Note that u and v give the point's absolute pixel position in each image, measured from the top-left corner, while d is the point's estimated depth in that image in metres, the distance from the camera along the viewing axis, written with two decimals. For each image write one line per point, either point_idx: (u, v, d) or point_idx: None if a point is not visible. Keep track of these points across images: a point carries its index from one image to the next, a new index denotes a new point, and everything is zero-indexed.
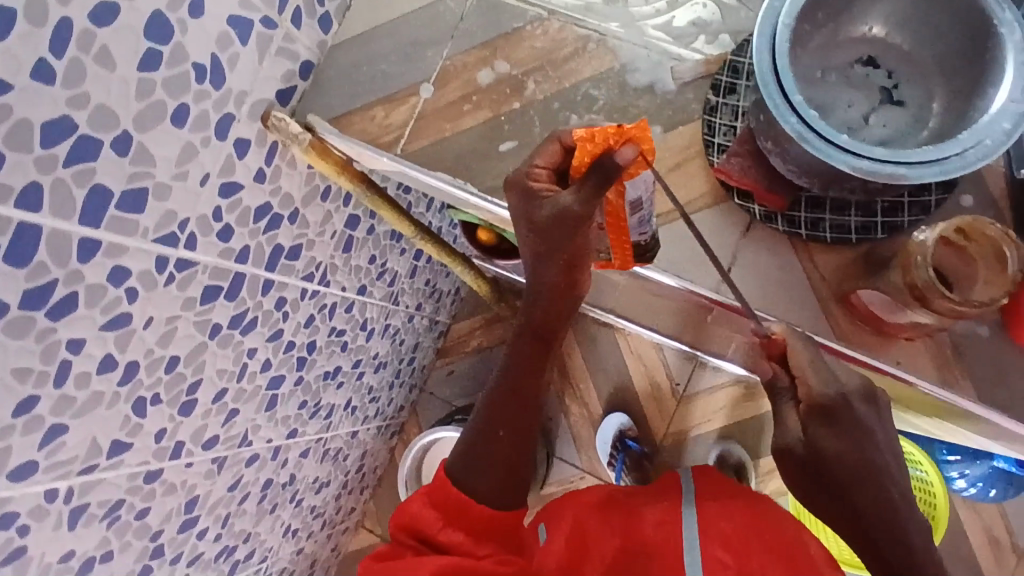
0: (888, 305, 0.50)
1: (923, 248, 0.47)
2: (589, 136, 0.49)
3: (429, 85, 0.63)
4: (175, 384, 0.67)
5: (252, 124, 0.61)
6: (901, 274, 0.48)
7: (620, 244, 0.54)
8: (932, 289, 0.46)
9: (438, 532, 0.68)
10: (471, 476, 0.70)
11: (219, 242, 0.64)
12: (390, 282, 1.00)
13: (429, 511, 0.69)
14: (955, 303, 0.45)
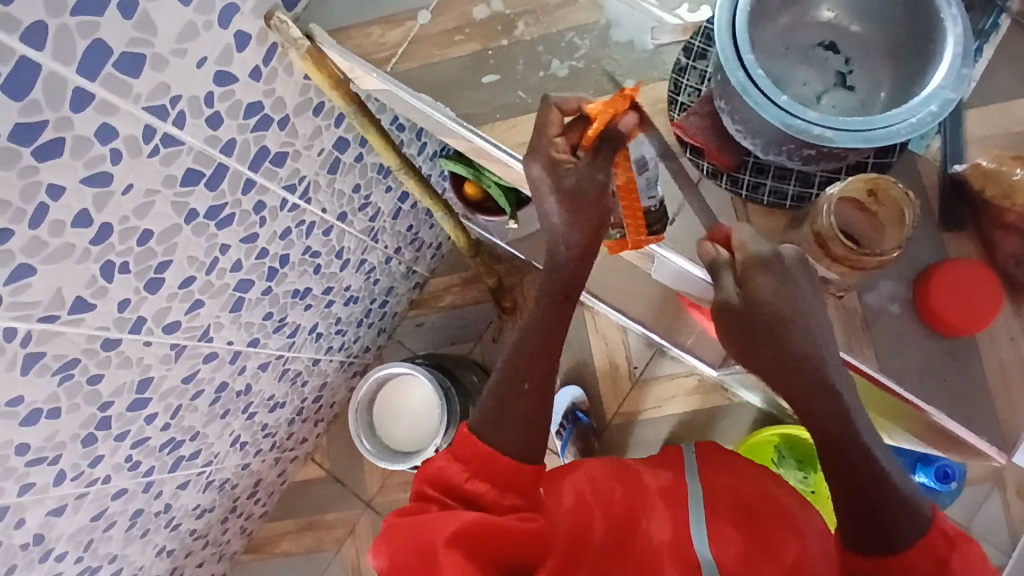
0: (802, 260, 0.56)
1: (828, 199, 0.53)
2: (604, 107, 0.56)
3: (427, 13, 0.67)
4: (145, 258, 0.70)
5: (254, 21, 0.64)
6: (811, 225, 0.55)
7: (634, 217, 0.58)
8: (833, 239, 0.53)
9: (466, 481, 0.61)
10: (495, 427, 0.63)
11: (207, 127, 0.67)
12: (371, 217, 1.03)
13: (450, 463, 0.62)
14: (850, 251, 0.52)
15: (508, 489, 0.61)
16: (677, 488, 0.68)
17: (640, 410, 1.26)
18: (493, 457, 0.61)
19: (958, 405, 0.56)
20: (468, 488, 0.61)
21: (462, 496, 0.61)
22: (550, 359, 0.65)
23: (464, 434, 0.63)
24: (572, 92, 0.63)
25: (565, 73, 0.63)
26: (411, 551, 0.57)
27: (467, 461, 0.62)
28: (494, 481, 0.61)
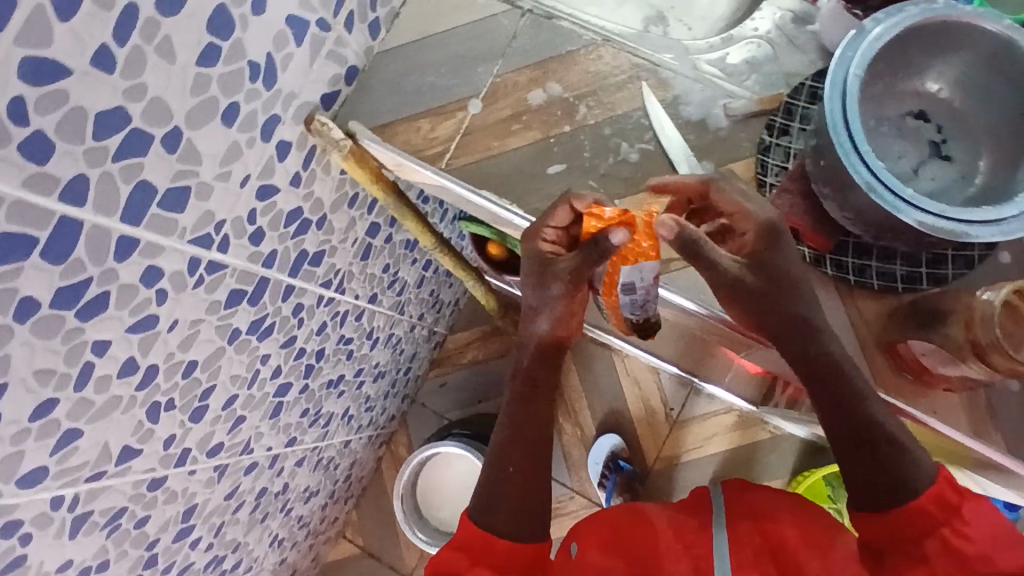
0: (939, 358, 0.51)
1: (986, 306, 0.48)
2: (594, 216, 0.54)
3: (478, 101, 0.62)
4: (190, 389, 0.65)
5: (295, 127, 0.60)
6: (962, 329, 0.48)
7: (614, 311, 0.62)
8: (994, 347, 0.47)
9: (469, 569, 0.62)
10: (495, 515, 0.65)
11: (250, 245, 0.62)
12: (398, 291, 0.98)
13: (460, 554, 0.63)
14: (1015, 361, 0.47)
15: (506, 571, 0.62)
16: (699, 537, 0.67)
17: (681, 452, 1.23)
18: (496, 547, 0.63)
19: None
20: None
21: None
22: (534, 442, 0.68)
23: (468, 524, 0.65)
24: (646, 176, 0.59)
25: (637, 157, 0.59)
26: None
27: (479, 551, 0.63)
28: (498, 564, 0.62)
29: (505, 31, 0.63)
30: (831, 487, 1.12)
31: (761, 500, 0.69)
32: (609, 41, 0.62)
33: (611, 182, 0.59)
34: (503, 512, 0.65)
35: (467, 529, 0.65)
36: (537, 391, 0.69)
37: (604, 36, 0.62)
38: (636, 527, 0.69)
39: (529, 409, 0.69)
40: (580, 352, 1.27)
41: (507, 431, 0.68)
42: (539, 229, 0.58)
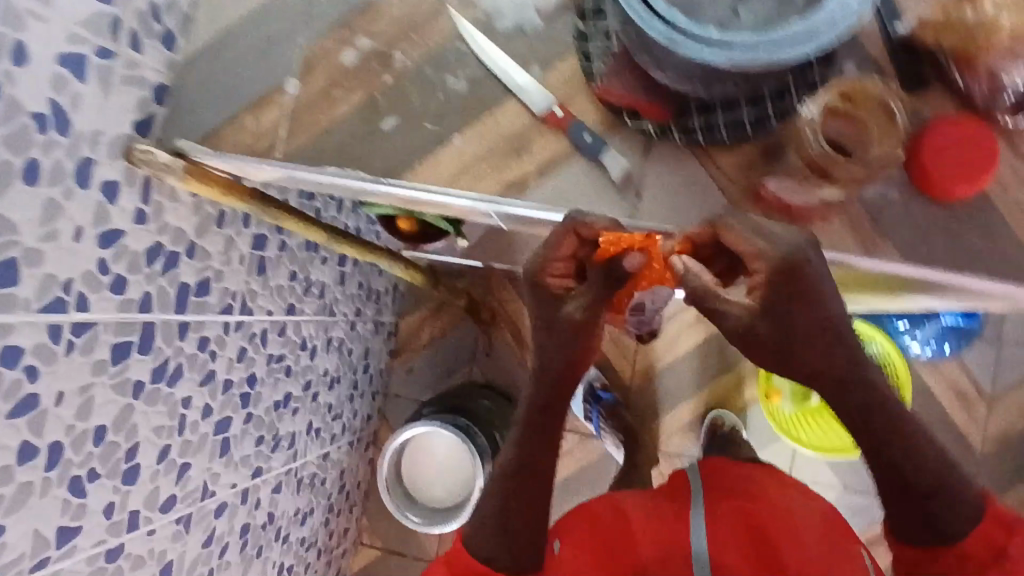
0: (791, 188, 0.51)
1: (812, 119, 0.49)
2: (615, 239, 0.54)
3: (294, 79, 0.59)
4: (110, 454, 0.63)
5: (114, 163, 0.57)
6: (798, 154, 0.51)
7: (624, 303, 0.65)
8: (829, 157, 0.49)
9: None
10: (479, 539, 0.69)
11: (115, 296, 0.59)
12: (320, 294, 0.96)
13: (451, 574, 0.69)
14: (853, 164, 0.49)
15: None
16: (675, 524, 0.74)
17: (653, 361, 1.23)
18: (484, 574, 0.67)
19: (993, 265, 0.51)
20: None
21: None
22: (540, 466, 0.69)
23: (466, 554, 0.69)
24: (480, 103, 0.56)
25: (466, 86, 0.56)
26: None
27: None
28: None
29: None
30: None
31: (740, 491, 0.78)
32: None
33: (448, 119, 0.56)
34: (489, 535, 0.68)
35: (459, 555, 0.70)
36: (546, 426, 0.68)
37: None
38: (620, 532, 0.75)
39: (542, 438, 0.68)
40: None
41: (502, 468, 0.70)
42: (542, 262, 0.60)
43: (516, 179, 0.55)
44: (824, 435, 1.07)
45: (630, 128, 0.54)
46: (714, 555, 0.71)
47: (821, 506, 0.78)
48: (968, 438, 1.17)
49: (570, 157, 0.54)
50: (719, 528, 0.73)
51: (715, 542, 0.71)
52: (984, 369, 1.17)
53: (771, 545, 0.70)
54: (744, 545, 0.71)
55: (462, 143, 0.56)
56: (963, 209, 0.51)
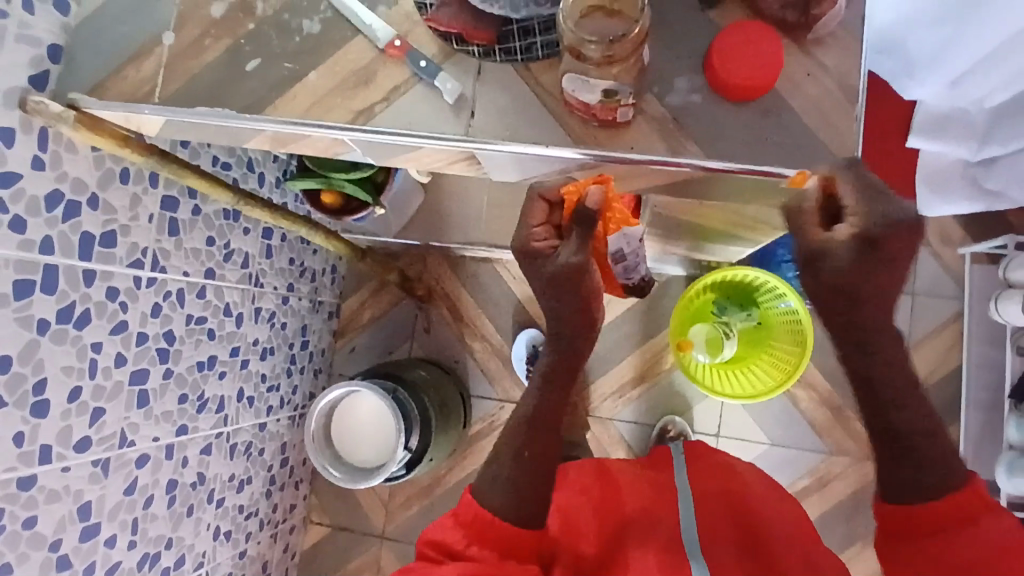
0: (575, 84, 0.54)
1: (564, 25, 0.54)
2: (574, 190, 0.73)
3: (170, 32, 0.66)
4: (17, 384, 0.67)
5: (9, 112, 0.63)
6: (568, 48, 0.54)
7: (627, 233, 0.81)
8: (583, 45, 0.53)
9: (465, 547, 0.71)
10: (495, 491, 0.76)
11: (14, 233, 0.65)
12: (243, 263, 1.01)
13: (455, 531, 0.73)
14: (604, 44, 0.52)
15: (506, 555, 0.72)
16: (657, 490, 0.84)
17: None
18: (492, 524, 0.72)
19: (788, 157, 0.56)
20: (469, 553, 0.71)
21: (463, 558, 0.71)
22: (556, 417, 0.84)
23: (469, 500, 0.75)
24: (330, 41, 0.62)
25: (319, 27, 0.63)
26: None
27: (468, 524, 0.73)
28: (493, 546, 0.72)
29: None
30: (718, 304, 1.14)
31: (706, 460, 0.89)
32: None
33: (303, 58, 0.62)
34: (501, 488, 0.76)
35: (465, 503, 0.75)
36: (562, 380, 0.86)
37: None
38: (610, 495, 0.84)
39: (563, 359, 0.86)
40: (465, 272, 1.32)
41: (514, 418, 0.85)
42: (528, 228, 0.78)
43: (362, 108, 0.61)
44: (743, 384, 1.13)
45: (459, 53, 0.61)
46: (701, 530, 0.78)
47: (793, 507, 0.87)
48: None
49: (407, 86, 0.60)
50: (701, 500, 0.82)
51: (701, 517, 0.79)
52: (899, 320, 1.21)
53: (754, 529, 0.80)
54: (727, 523, 0.80)
55: (316, 78, 0.62)
56: (757, 107, 0.56)
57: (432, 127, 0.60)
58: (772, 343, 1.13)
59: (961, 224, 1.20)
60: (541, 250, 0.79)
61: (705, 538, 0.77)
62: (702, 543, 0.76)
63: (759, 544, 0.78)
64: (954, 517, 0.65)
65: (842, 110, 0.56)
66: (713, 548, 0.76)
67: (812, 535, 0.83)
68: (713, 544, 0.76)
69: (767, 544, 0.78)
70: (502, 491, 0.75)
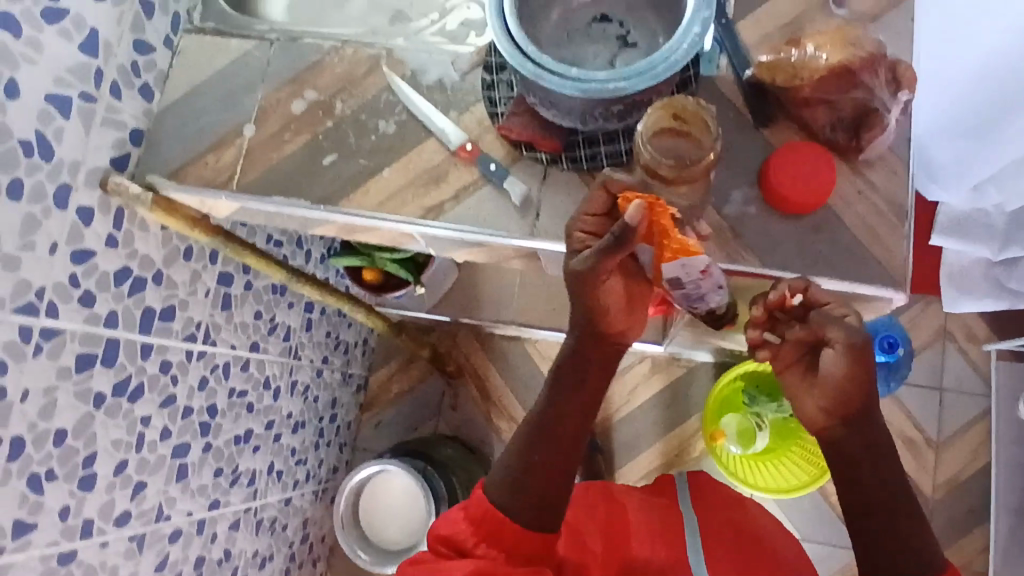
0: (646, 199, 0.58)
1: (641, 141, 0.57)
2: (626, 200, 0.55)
3: (251, 125, 0.69)
4: (69, 457, 0.68)
5: (90, 192, 0.65)
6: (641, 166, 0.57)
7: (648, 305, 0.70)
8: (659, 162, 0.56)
9: (474, 545, 0.61)
10: (503, 486, 0.65)
11: (83, 308, 0.66)
12: (284, 337, 1.03)
13: (463, 524, 0.63)
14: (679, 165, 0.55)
15: (515, 556, 0.62)
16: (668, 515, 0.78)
17: (611, 412, 1.27)
18: (503, 523, 0.62)
19: (846, 270, 0.58)
20: (477, 553, 0.61)
21: (472, 558, 0.61)
22: (568, 419, 0.69)
23: (480, 493, 0.65)
24: (405, 141, 0.66)
25: (394, 128, 0.67)
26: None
27: (477, 523, 0.62)
28: (503, 546, 0.61)
29: (260, 61, 0.71)
30: (749, 395, 1.13)
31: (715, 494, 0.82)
32: (348, 42, 0.70)
33: (378, 156, 0.66)
34: (511, 483, 0.65)
35: (474, 496, 0.65)
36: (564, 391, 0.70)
37: (342, 39, 0.70)
38: (616, 526, 0.74)
39: (567, 376, 0.70)
40: (494, 349, 1.33)
41: (519, 427, 0.70)
42: (580, 215, 0.59)
43: (433, 205, 0.64)
44: (775, 474, 1.13)
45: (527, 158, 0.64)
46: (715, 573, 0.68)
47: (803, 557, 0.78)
48: (919, 484, 1.18)
49: (476, 186, 0.64)
50: (712, 543, 0.72)
51: (713, 563, 0.69)
52: (928, 415, 1.21)
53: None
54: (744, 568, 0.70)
55: (389, 174, 0.66)
56: (812, 220, 0.59)
57: (499, 225, 0.63)
58: (803, 436, 1.12)
59: (985, 323, 1.22)
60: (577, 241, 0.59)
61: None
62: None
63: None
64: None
65: (892, 229, 0.59)
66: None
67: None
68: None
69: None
70: (511, 491, 0.64)
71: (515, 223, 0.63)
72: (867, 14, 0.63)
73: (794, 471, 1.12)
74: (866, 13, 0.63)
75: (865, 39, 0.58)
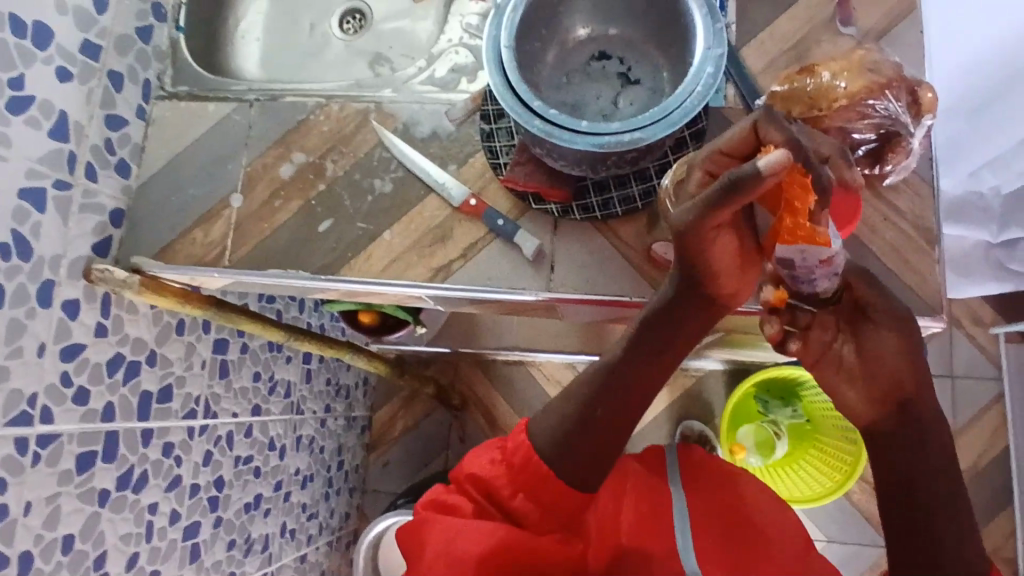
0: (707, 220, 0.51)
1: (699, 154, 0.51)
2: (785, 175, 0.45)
3: (238, 194, 0.66)
4: (79, 563, 0.63)
5: (75, 284, 0.60)
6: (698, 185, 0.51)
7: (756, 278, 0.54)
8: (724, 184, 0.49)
9: (510, 496, 0.54)
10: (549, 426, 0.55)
11: (77, 406, 0.62)
12: (285, 393, 0.99)
13: (502, 469, 0.55)
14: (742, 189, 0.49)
15: (553, 513, 0.54)
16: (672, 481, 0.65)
17: None
18: (547, 476, 0.53)
19: None
20: (513, 505, 0.53)
21: (507, 510, 0.54)
22: (637, 394, 0.55)
23: (525, 437, 0.56)
24: (404, 200, 0.63)
25: (391, 186, 0.64)
26: (431, 550, 0.52)
27: (516, 468, 0.54)
28: (542, 501, 0.53)
29: (240, 125, 0.68)
30: (761, 402, 1.17)
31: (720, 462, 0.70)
32: (332, 98, 0.67)
33: (377, 217, 0.63)
34: (557, 433, 0.54)
35: (518, 438, 0.56)
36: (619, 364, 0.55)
37: (326, 95, 0.68)
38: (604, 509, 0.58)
39: (653, 333, 0.55)
40: (499, 376, 1.30)
41: (566, 394, 0.57)
42: (712, 152, 0.49)
43: (441, 265, 0.61)
44: (802, 483, 1.14)
45: (536, 210, 0.61)
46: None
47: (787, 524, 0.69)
48: None
49: (485, 242, 0.61)
50: (706, 546, 0.58)
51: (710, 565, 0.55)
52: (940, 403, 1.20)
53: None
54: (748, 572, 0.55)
55: (392, 237, 0.62)
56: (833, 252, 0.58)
57: (514, 282, 0.60)
58: (820, 436, 1.14)
59: (990, 306, 1.21)
60: (696, 183, 0.50)
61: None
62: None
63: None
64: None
65: (920, 252, 0.58)
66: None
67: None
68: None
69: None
70: (558, 440, 0.54)
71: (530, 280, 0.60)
72: (876, 29, 0.64)
73: (818, 477, 1.12)
74: (874, 27, 0.64)
75: (883, 62, 0.55)
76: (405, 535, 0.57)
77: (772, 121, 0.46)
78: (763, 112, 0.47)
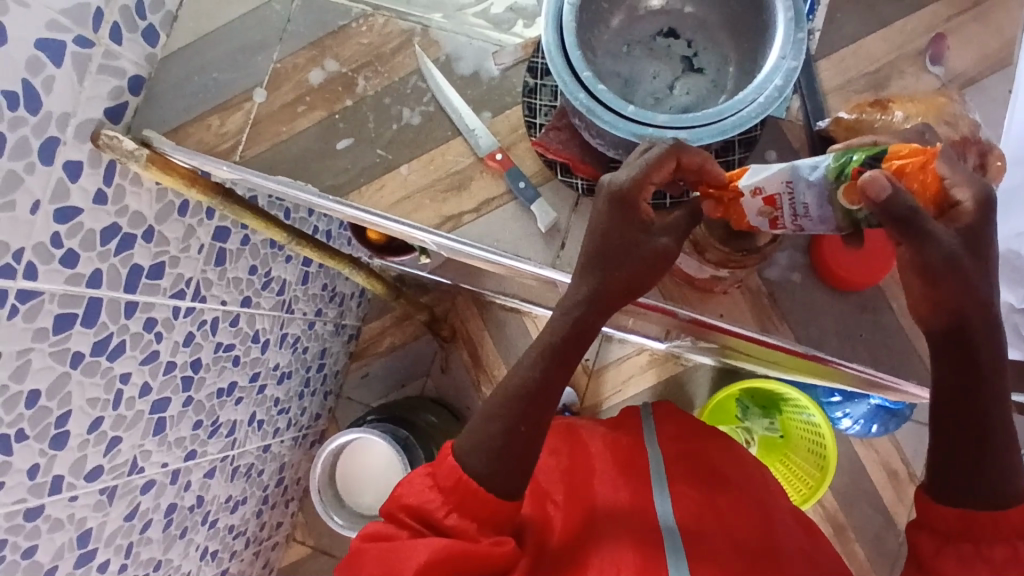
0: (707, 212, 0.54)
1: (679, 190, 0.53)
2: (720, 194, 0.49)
3: (262, 89, 0.63)
4: (41, 418, 0.63)
5: (81, 146, 0.58)
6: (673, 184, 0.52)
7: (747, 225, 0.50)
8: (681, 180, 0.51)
9: (444, 517, 0.54)
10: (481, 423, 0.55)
11: (64, 268, 0.60)
12: (279, 290, 0.99)
13: (434, 493, 0.54)
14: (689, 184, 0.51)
15: (487, 524, 0.54)
16: (634, 448, 0.70)
17: (601, 400, 1.24)
18: (477, 493, 0.53)
19: (880, 359, 0.56)
20: (447, 525, 0.53)
21: (442, 529, 0.54)
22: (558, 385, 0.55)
23: (452, 460, 0.55)
24: (430, 136, 0.61)
25: (419, 119, 0.61)
26: None
27: (446, 491, 0.54)
28: (475, 516, 0.53)
29: (279, 16, 0.64)
30: (741, 407, 1.16)
31: (686, 420, 0.75)
32: (379, 10, 0.63)
33: (398, 148, 0.61)
34: (488, 423, 0.54)
35: (446, 460, 0.55)
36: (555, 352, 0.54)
37: (373, 5, 0.64)
38: (579, 469, 0.67)
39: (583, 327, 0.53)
40: (493, 318, 1.29)
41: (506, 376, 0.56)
42: (640, 183, 0.47)
43: (451, 214, 0.60)
44: None
45: (562, 181, 0.60)
46: (682, 525, 0.60)
47: (764, 475, 0.72)
48: (893, 515, 1.18)
49: (502, 201, 0.59)
50: (680, 490, 0.64)
51: (682, 510, 0.62)
52: (917, 451, 1.18)
53: (760, 529, 0.62)
54: (719, 522, 0.61)
55: (408, 172, 0.60)
56: (848, 294, 0.56)
57: (522, 250, 0.59)
58: (792, 454, 1.14)
59: None
60: (637, 215, 0.49)
61: (698, 545, 0.58)
62: (682, 532, 0.59)
63: (758, 553, 0.59)
64: (1004, 528, 0.49)
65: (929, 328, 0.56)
66: (708, 550, 0.57)
67: (814, 530, 0.68)
68: (705, 547, 0.58)
69: (774, 549, 0.60)
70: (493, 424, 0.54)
71: (538, 251, 0.58)
72: (964, 75, 0.60)
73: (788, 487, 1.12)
74: (963, 71, 0.60)
75: (960, 117, 0.51)
76: (346, 560, 0.58)
77: (698, 155, 0.46)
78: (685, 144, 0.46)
